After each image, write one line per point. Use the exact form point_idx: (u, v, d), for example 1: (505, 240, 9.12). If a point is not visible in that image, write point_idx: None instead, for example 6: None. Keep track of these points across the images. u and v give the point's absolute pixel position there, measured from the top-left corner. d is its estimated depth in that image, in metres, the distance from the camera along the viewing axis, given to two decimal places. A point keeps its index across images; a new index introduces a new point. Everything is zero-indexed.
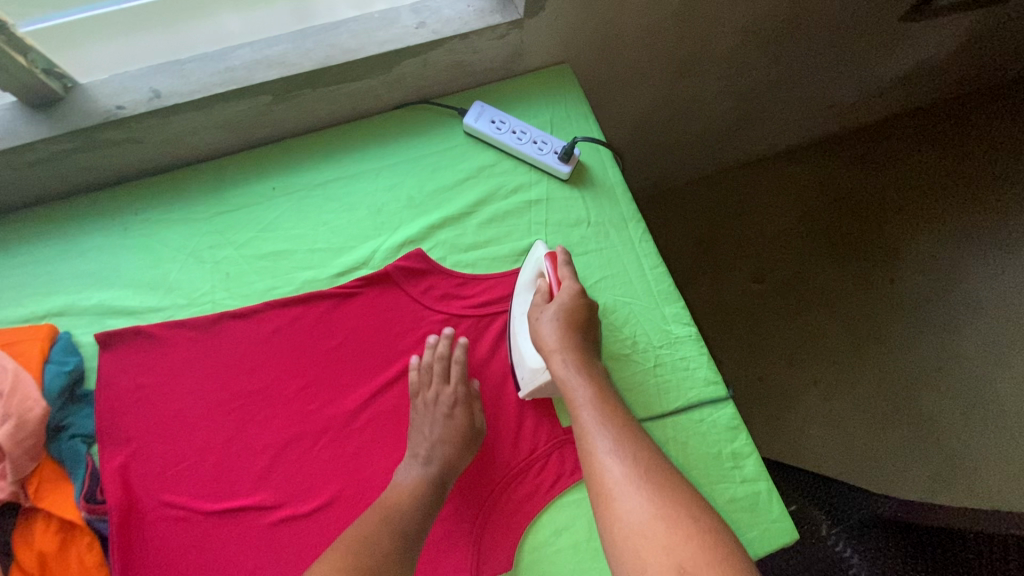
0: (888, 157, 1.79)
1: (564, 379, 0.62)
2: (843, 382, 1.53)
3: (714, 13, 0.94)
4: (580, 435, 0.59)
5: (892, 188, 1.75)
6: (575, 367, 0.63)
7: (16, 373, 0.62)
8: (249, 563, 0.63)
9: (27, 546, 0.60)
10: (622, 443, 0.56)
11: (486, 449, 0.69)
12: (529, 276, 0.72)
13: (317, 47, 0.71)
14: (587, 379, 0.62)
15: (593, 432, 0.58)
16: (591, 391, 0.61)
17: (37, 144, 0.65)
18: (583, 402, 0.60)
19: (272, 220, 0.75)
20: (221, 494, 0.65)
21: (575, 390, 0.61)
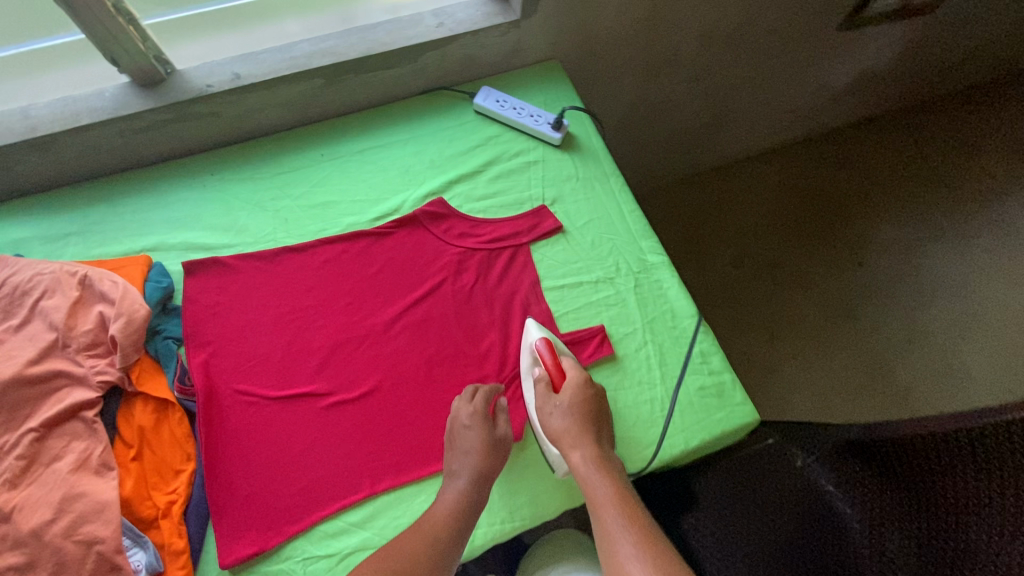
0: (856, 155, 1.96)
1: (584, 476, 0.69)
2: (821, 355, 1.68)
3: (677, 18, 1.14)
4: (602, 527, 0.66)
5: (859, 182, 1.92)
6: (594, 466, 0.69)
7: (125, 286, 0.78)
8: (307, 437, 0.77)
9: (128, 421, 0.75)
10: (642, 550, 0.63)
11: (499, 350, 0.83)
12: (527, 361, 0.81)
13: (360, 41, 0.91)
14: (606, 479, 0.69)
15: (611, 525, 0.65)
16: (610, 489, 0.68)
17: (145, 113, 0.84)
18: (604, 502, 0.67)
19: (321, 178, 0.93)
20: (283, 384, 0.79)
21: (596, 491, 0.68)
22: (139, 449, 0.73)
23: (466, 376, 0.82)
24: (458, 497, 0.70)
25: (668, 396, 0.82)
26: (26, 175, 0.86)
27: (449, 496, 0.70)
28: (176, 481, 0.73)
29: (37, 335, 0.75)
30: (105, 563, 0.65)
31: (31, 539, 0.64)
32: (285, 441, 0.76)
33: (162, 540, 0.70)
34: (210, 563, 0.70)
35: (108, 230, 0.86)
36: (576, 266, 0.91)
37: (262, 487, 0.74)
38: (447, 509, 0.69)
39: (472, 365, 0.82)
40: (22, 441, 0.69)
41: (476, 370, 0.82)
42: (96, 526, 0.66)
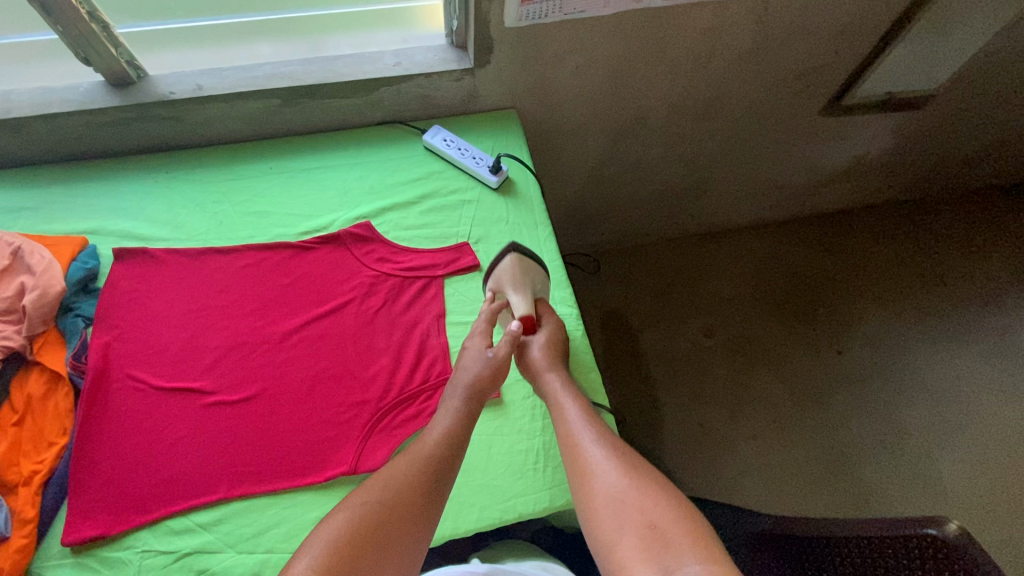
0: (850, 242, 1.92)
1: (554, 393, 0.80)
2: (782, 441, 1.61)
3: (642, 85, 1.17)
4: (571, 434, 0.75)
5: (850, 269, 1.87)
6: (564, 390, 0.79)
7: (50, 261, 0.84)
8: (180, 431, 0.79)
9: (20, 390, 0.78)
10: (608, 442, 0.72)
11: (387, 376, 0.85)
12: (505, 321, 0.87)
13: (319, 70, 0.98)
14: (573, 394, 0.79)
15: (579, 431, 0.74)
16: (577, 404, 0.78)
17: (109, 110, 0.92)
18: (573, 413, 0.77)
19: (263, 189, 0.99)
20: (172, 376, 0.82)
21: (565, 405, 0.78)
22: (22, 416, 0.77)
23: (348, 396, 0.83)
24: (455, 420, 0.75)
25: (543, 450, 0.81)
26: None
27: (447, 421, 0.74)
28: (47, 452, 0.76)
29: None
30: None
31: None
32: (158, 431, 0.78)
33: (17, 507, 0.72)
34: (53, 540, 0.72)
35: (58, 210, 0.93)
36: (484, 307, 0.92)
37: (125, 472, 0.76)
38: (445, 432, 0.73)
39: (357, 386, 0.84)
40: None
41: (360, 392, 0.83)
42: None
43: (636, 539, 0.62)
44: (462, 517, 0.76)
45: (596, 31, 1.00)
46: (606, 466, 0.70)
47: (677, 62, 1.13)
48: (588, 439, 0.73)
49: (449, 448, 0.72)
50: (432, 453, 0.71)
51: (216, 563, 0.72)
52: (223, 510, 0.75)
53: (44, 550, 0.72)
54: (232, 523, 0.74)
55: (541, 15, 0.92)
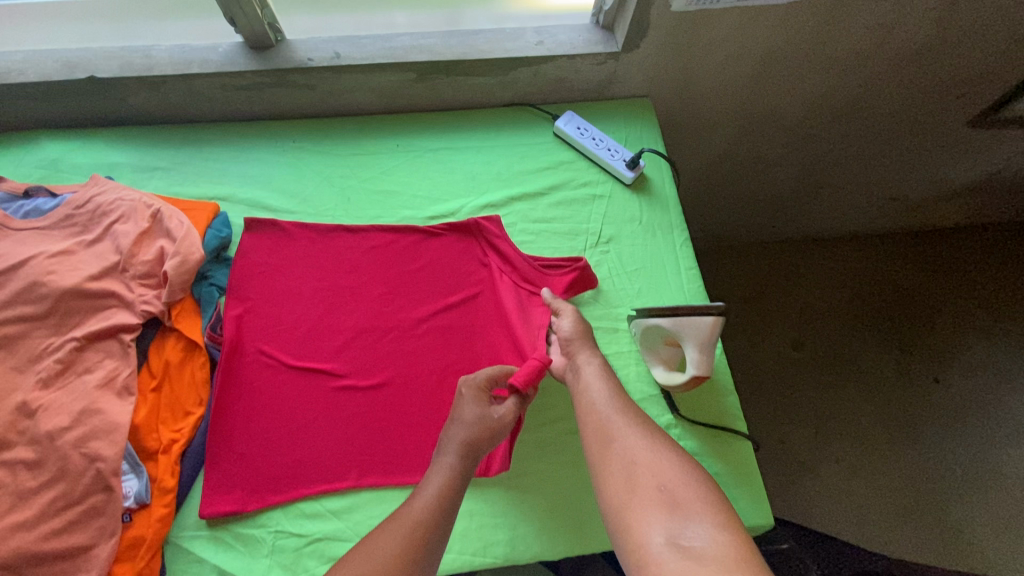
0: (961, 262, 1.76)
1: (579, 370, 0.75)
2: (868, 467, 1.52)
3: (788, 79, 1.07)
4: (591, 407, 0.71)
5: (961, 290, 1.72)
6: (597, 368, 0.74)
7: (189, 228, 0.83)
8: (310, 412, 0.78)
9: (158, 355, 0.79)
10: (631, 420, 0.68)
11: None
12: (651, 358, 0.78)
13: (459, 44, 0.92)
14: (600, 369, 0.74)
15: (601, 403, 0.71)
16: (602, 382, 0.73)
17: (247, 73, 0.89)
18: (597, 393, 0.72)
19: (390, 167, 0.95)
20: (303, 355, 0.81)
21: (589, 380, 0.73)
22: (160, 382, 0.77)
23: None
24: (449, 479, 0.65)
25: None
26: (135, 107, 0.93)
27: (437, 481, 0.64)
28: (184, 421, 0.77)
29: (103, 255, 0.81)
30: (101, 481, 0.69)
31: (45, 439, 0.70)
32: (290, 411, 0.78)
33: (156, 474, 0.73)
34: (190, 509, 0.73)
35: (190, 173, 0.92)
36: (616, 311, 0.87)
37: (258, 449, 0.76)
38: (437, 494, 0.63)
39: None
40: (64, 346, 0.76)
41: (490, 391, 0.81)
42: (102, 444, 0.70)
43: (647, 502, 0.59)
44: (593, 534, 0.73)
45: (761, 19, 0.90)
46: (625, 435, 0.66)
47: (834, 56, 1.03)
48: (609, 411, 0.70)
49: (442, 507, 0.62)
50: (427, 513, 0.61)
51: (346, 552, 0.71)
52: (354, 498, 0.74)
53: (181, 519, 0.72)
54: (362, 512, 0.73)
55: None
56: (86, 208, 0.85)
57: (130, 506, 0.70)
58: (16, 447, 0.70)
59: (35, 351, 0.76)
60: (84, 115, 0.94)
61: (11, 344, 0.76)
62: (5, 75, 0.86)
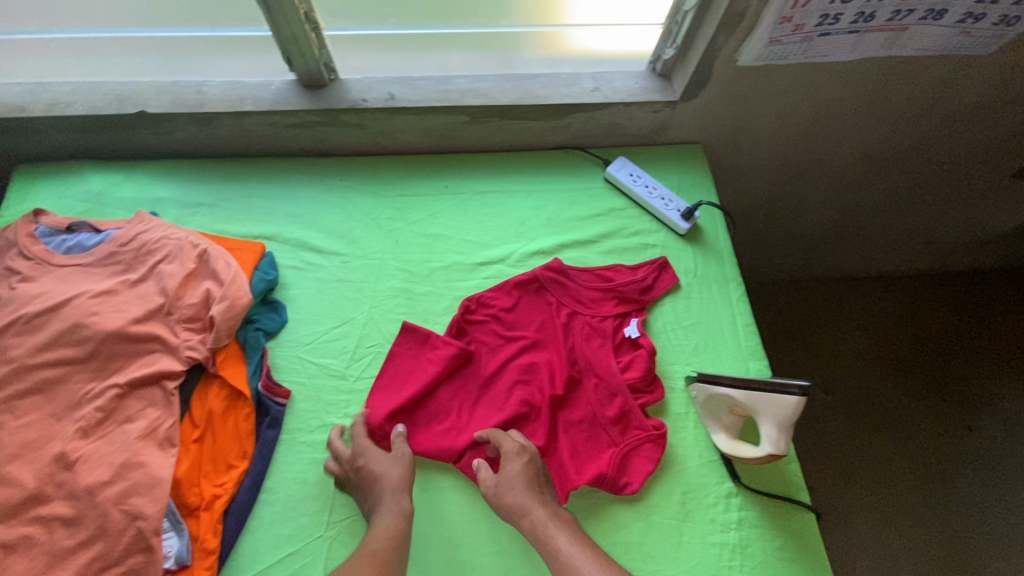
0: (989, 309, 1.72)
1: (544, 533, 0.66)
2: (900, 520, 1.45)
3: (842, 130, 1.05)
4: (569, 573, 0.62)
5: (987, 340, 1.68)
6: (548, 519, 0.67)
7: (236, 271, 0.81)
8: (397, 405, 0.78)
9: (201, 405, 0.76)
10: (612, 572, 0.61)
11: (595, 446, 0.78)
12: (712, 425, 0.77)
13: (515, 89, 0.91)
14: (562, 524, 0.67)
15: (579, 565, 0.62)
16: (567, 539, 0.65)
17: (300, 112, 0.87)
18: (561, 546, 0.64)
19: (438, 210, 0.94)
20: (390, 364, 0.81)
21: (552, 539, 0.65)
22: (202, 433, 0.74)
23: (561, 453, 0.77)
24: (400, 518, 0.66)
25: (740, 546, 0.73)
26: (182, 141, 0.92)
27: (393, 522, 0.66)
28: (227, 475, 0.73)
29: (147, 296, 0.79)
30: (140, 541, 0.66)
31: (84, 495, 0.67)
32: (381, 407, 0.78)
33: (197, 532, 0.70)
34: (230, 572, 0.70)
35: (235, 210, 0.90)
36: (672, 368, 0.84)
37: (303, 507, 0.73)
38: (395, 537, 0.64)
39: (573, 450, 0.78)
40: (105, 393, 0.73)
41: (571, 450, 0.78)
42: (144, 500, 0.67)
43: None
44: None
45: (824, 73, 0.89)
46: None
47: (890, 109, 1.01)
48: (591, 571, 0.61)
49: (398, 546, 0.64)
50: (386, 544, 0.63)
51: None
52: None
53: None
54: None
55: (781, 56, 0.82)
56: (131, 246, 0.83)
57: (170, 566, 0.67)
58: (53, 501, 0.67)
59: (74, 397, 0.73)
60: (129, 148, 0.92)
61: (51, 389, 0.74)
62: (55, 108, 0.85)
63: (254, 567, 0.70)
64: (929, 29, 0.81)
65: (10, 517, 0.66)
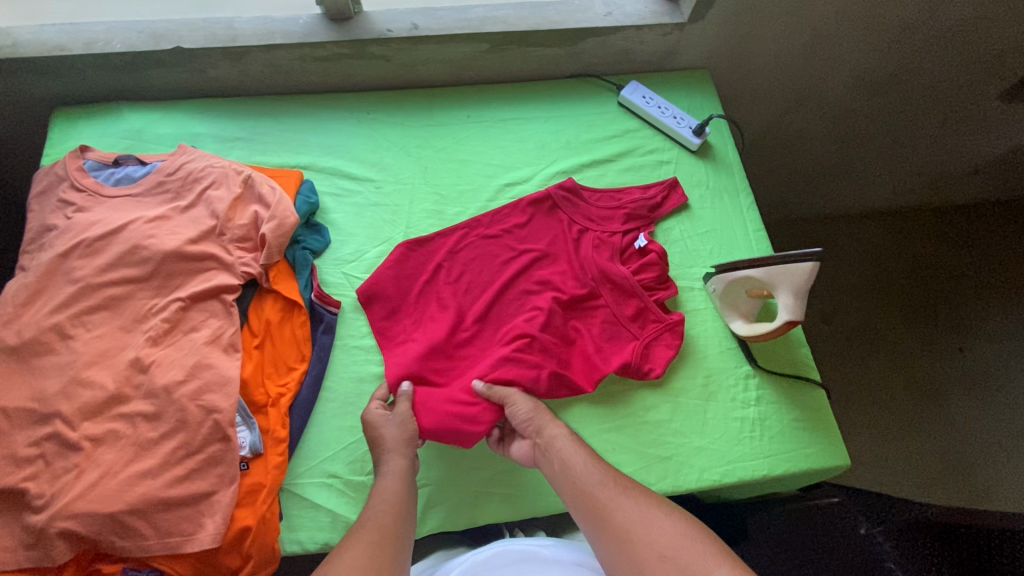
0: (993, 235, 1.65)
1: (556, 445, 0.70)
2: (899, 433, 1.44)
3: (839, 50, 1.10)
4: (573, 480, 0.66)
5: (995, 261, 1.62)
6: (562, 433, 0.71)
7: (281, 194, 0.85)
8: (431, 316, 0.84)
9: (258, 316, 0.82)
10: (611, 479, 0.65)
11: (619, 338, 0.84)
12: (728, 315, 0.85)
13: (532, 16, 0.95)
14: (572, 439, 0.70)
15: (583, 474, 0.66)
16: (577, 450, 0.69)
17: (329, 44, 0.91)
18: (576, 454, 0.68)
19: (463, 137, 0.99)
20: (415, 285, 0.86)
21: (562, 449, 0.69)
22: (262, 340, 0.80)
23: (586, 348, 0.83)
24: (399, 481, 0.67)
25: (759, 420, 0.81)
26: (214, 78, 0.96)
27: (390, 483, 0.67)
28: (288, 377, 0.80)
29: (199, 219, 0.84)
30: (218, 431, 0.72)
31: (162, 393, 0.73)
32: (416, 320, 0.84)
33: (267, 426, 0.76)
34: (300, 460, 0.76)
35: (270, 142, 0.95)
36: (691, 271, 0.90)
37: (360, 402, 0.79)
38: (393, 499, 0.65)
39: (596, 344, 0.84)
40: (170, 305, 0.78)
41: (595, 344, 0.84)
42: (217, 396, 0.73)
43: None
44: (682, 476, 0.77)
45: None
46: (615, 505, 0.62)
47: (883, 28, 1.07)
48: (593, 479, 0.65)
49: (397, 507, 0.64)
50: (383, 510, 0.63)
51: (449, 497, 0.75)
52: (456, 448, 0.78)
53: (292, 468, 0.76)
54: (460, 460, 0.77)
55: None
56: (177, 175, 0.87)
57: (246, 454, 0.73)
58: (134, 400, 0.73)
59: (140, 311, 0.79)
60: (162, 87, 0.96)
61: (118, 305, 0.79)
62: (93, 46, 0.88)
63: (321, 455, 0.76)
64: None
65: (97, 414, 0.72)
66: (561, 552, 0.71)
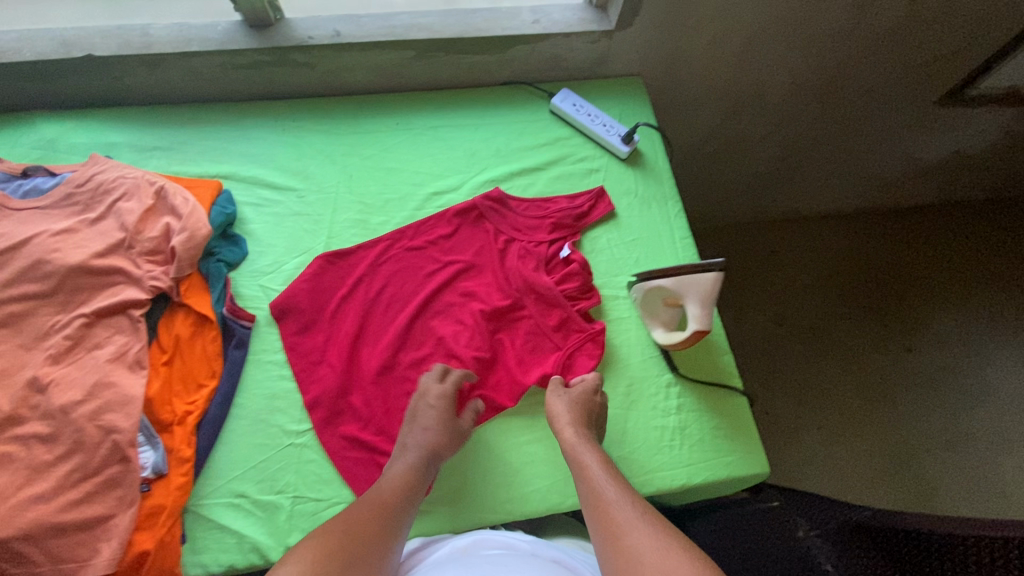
0: (940, 238, 1.68)
1: (579, 454, 0.70)
2: (853, 434, 1.43)
3: (773, 57, 1.10)
4: (591, 490, 0.65)
5: (942, 263, 1.64)
6: (583, 442, 0.71)
7: (194, 205, 0.83)
8: (350, 331, 0.83)
9: (168, 331, 0.80)
10: (625, 495, 0.64)
11: (541, 349, 0.84)
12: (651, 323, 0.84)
13: (457, 23, 0.94)
14: (597, 454, 0.70)
15: (601, 486, 0.65)
16: (597, 463, 0.68)
17: (247, 51, 0.89)
18: (592, 465, 0.68)
19: (391, 145, 0.97)
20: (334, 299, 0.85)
21: (585, 460, 0.69)
22: (171, 356, 0.78)
23: (507, 360, 0.83)
24: (412, 469, 0.69)
25: (680, 428, 0.80)
26: (132, 87, 0.93)
27: (403, 471, 0.69)
28: (198, 393, 0.78)
29: (107, 232, 0.81)
30: (117, 452, 0.70)
31: (59, 413, 0.70)
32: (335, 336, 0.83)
33: (172, 445, 0.74)
34: (208, 480, 0.74)
35: (190, 151, 0.93)
36: (616, 279, 0.90)
37: (273, 418, 0.78)
38: (404, 485, 0.67)
39: (519, 356, 0.83)
40: (73, 322, 0.76)
41: (517, 356, 0.83)
42: (117, 416, 0.71)
43: None
44: None
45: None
46: (627, 521, 0.60)
47: (814, 35, 1.07)
48: (610, 493, 0.64)
49: (407, 492, 0.67)
50: (390, 495, 0.66)
51: None
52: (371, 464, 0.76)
53: (199, 488, 0.73)
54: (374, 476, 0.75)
55: None
56: (88, 187, 0.85)
57: (148, 476, 0.71)
58: (29, 421, 0.70)
59: (41, 328, 0.76)
60: (77, 95, 0.93)
61: (18, 322, 0.76)
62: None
63: (230, 474, 0.74)
64: None
65: None
66: (538, 548, 0.69)
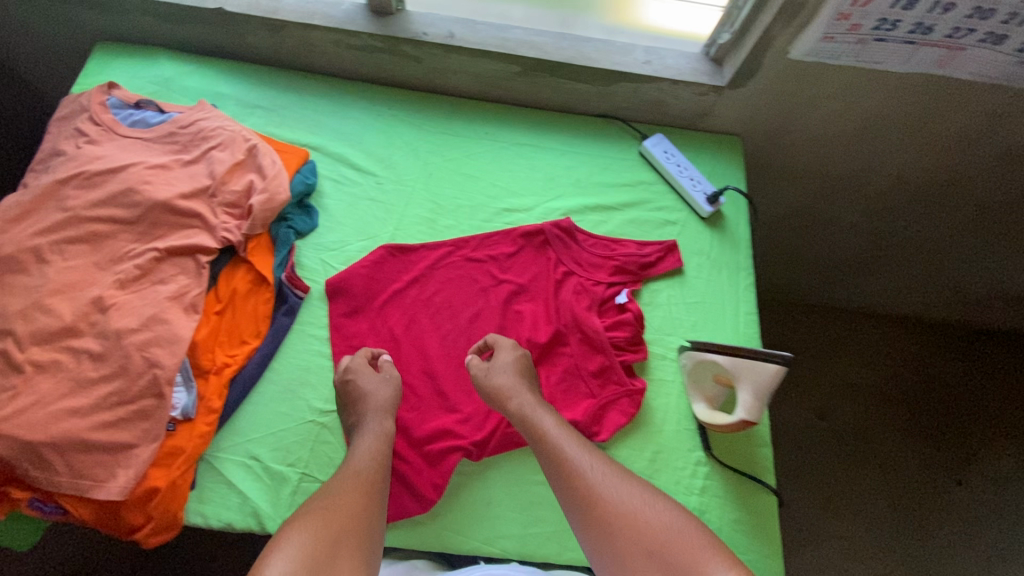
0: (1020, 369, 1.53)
1: (543, 426, 0.71)
2: (880, 556, 1.32)
3: (884, 146, 1.04)
4: (557, 459, 0.67)
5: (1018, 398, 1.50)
6: (538, 410, 0.73)
7: (280, 169, 0.86)
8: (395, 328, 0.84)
9: (227, 283, 0.83)
10: (593, 459, 0.67)
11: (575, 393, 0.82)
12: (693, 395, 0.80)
13: (569, 48, 0.94)
14: (553, 417, 0.72)
15: (567, 452, 0.68)
16: (555, 427, 0.71)
17: (364, 35, 0.92)
18: (554, 433, 0.70)
19: (475, 153, 0.98)
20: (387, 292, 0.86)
21: (545, 427, 0.71)
22: (224, 307, 0.81)
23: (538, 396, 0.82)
24: (381, 440, 0.71)
25: (698, 511, 0.76)
26: (251, 45, 0.98)
27: (371, 443, 0.70)
28: (239, 349, 0.80)
29: (196, 176, 0.85)
30: (154, 387, 0.72)
31: (112, 335, 0.73)
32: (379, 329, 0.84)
33: (205, 393, 0.76)
34: (229, 435, 0.76)
35: (288, 117, 0.96)
36: (668, 339, 0.87)
37: (301, 391, 0.79)
38: (377, 459, 0.69)
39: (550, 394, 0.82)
40: (145, 253, 0.79)
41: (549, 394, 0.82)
42: (162, 352, 0.74)
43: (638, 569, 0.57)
44: None
45: (873, 83, 0.91)
46: (605, 487, 0.64)
47: (934, 134, 1.01)
48: (578, 458, 0.67)
49: (381, 464, 0.69)
50: (367, 467, 0.67)
51: None
52: None
53: (218, 441, 0.75)
54: None
55: (833, 55, 0.85)
56: (190, 130, 0.89)
57: (176, 416, 0.73)
58: (84, 336, 0.74)
59: (117, 252, 0.80)
60: (200, 42, 0.99)
61: (98, 241, 0.80)
62: None
63: (249, 435, 0.76)
64: (986, 53, 0.83)
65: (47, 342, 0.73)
66: None
